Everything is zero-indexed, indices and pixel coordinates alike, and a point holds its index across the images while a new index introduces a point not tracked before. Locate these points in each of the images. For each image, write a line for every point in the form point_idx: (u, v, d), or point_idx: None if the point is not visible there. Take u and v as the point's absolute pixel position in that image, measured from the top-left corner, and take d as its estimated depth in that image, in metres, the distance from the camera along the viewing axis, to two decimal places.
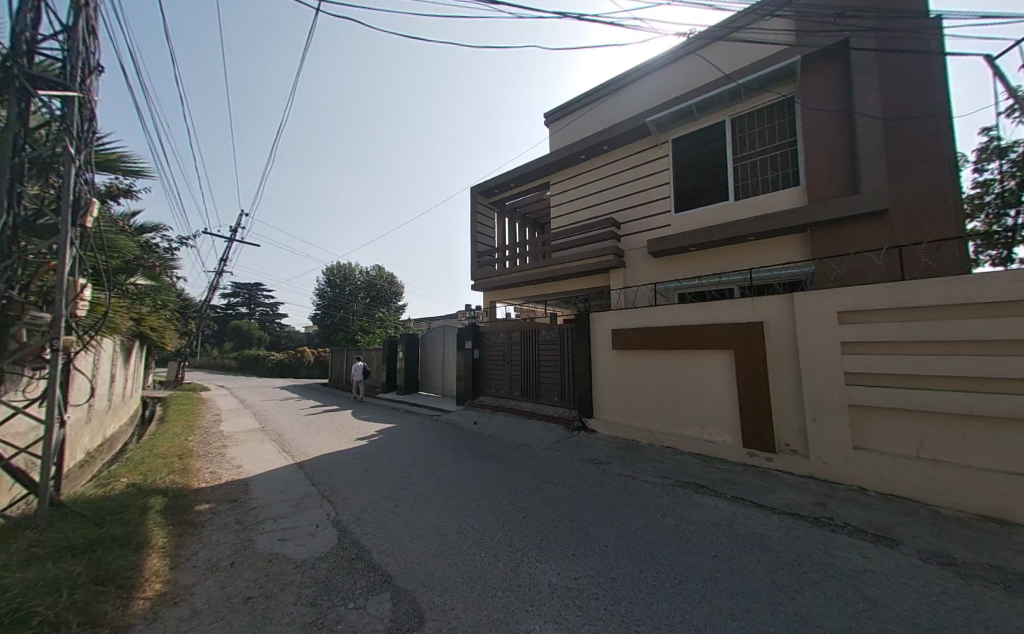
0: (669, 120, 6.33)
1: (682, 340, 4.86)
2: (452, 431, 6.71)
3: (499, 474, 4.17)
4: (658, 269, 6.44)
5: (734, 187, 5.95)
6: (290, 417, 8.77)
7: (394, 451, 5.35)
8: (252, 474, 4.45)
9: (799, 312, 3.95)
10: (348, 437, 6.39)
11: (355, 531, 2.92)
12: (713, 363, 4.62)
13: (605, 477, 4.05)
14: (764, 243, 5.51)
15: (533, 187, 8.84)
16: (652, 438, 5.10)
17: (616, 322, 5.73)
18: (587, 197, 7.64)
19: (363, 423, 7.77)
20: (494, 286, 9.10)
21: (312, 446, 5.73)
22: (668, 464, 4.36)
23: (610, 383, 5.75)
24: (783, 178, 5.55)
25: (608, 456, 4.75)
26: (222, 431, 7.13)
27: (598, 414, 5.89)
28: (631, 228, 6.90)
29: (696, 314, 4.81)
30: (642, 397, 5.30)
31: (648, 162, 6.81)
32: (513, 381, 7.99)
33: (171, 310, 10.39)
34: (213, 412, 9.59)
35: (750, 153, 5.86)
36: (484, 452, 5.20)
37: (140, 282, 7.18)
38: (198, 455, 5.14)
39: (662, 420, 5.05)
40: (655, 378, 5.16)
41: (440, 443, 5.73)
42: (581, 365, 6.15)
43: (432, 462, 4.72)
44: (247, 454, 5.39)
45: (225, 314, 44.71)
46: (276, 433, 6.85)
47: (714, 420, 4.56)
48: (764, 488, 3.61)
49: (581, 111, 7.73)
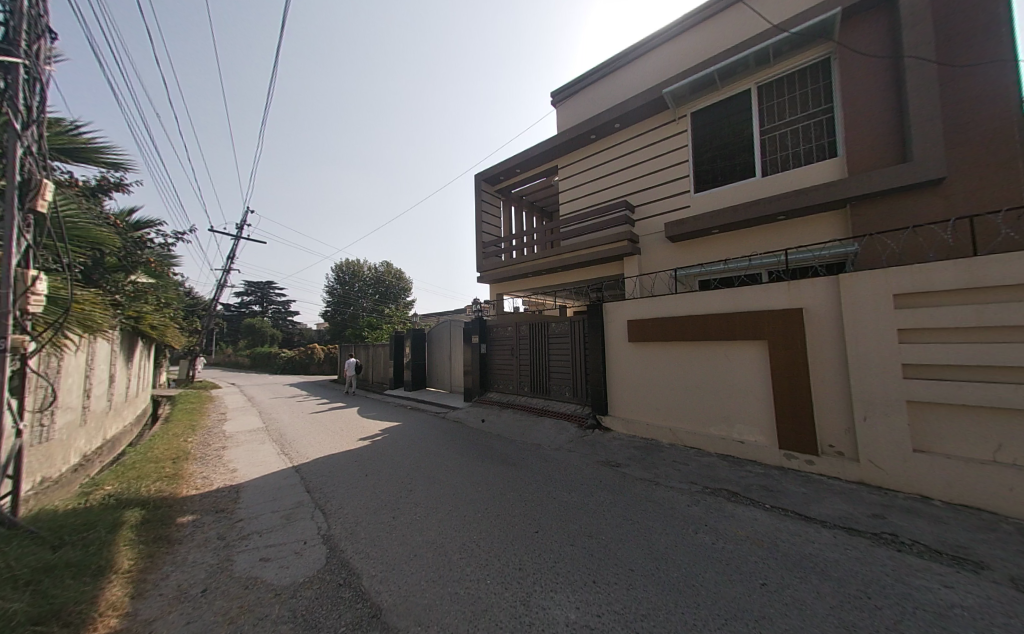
0: (688, 90, 5.77)
1: (706, 330, 4.42)
2: (459, 430, 6.42)
3: (507, 480, 3.83)
4: (676, 255, 5.96)
5: (762, 162, 5.40)
6: (295, 415, 8.61)
7: (397, 453, 5.06)
8: (246, 479, 4.19)
9: (845, 296, 3.45)
10: (351, 437, 6.15)
11: (345, 548, 2.61)
12: (742, 355, 4.17)
13: (624, 483, 3.68)
14: (797, 222, 4.98)
15: (539, 173, 8.36)
16: (673, 438, 4.69)
17: (631, 312, 5.31)
18: (597, 180, 7.15)
19: (368, 422, 7.54)
20: (500, 278, 8.71)
21: (312, 447, 5.50)
22: (693, 468, 3.95)
23: (626, 378, 5.34)
24: (818, 149, 4.99)
25: (626, 458, 4.36)
26: (224, 431, 6.97)
27: (613, 411, 5.50)
28: (646, 211, 6.42)
29: (722, 301, 4.35)
30: (661, 394, 4.89)
31: (664, 139, 6.29)
32: (522, 377, 7.63)
33: (175, 309, 10.30)
34: (219, 411, 9.48)
35: (779, 123, 5.29)
36: (491, 453, 4.88)
37: (139, 280, 7.10)
38: (193, 459, 4.91)
39: (684, 418, 4.64)
40: (676, 372, 4.74)
41: (445, 444, 5.42)
42: (595, 358, 5.76)
43: (436, 466, 4.40)
44: (245, 456, 5.17)
45: (238, 313, 45.47)
46: (278, 433, 6.65)
47: (744, 418, 4.13)
48: (807, 498, 3.17)
49: (590, 87, 7.20)
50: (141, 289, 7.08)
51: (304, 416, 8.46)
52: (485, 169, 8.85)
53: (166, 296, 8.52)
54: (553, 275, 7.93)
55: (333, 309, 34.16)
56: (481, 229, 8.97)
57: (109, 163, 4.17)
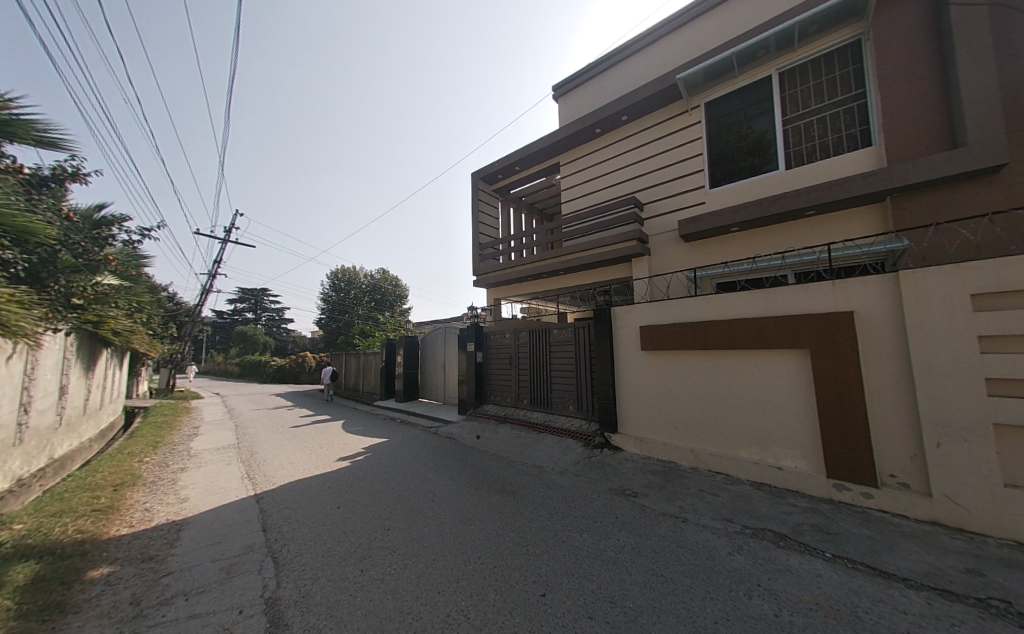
0: (702, 77, 5.35)
1: (732, 338, 3.87)
2: (451, 447, 5.78)
3: (504, 517, 3.20)
4: (690, 256, 5.47)
5: (784, 154, 4.96)
6: (273, 429, 7.90)
7: (378, 478, 4.41)
8: (195, 512, 3.52)
9: (906, 296, 2.91)
10: (329, 456, 5.48)
11: (290, 622, 1.97)
12: (777, 366, 3.62)
13: (645, 521, 3.06)
14: (826, 219, 4.52)
15: (540, 171, 7.89)
16: (694, 461, 4.10)
17: (644, 318, 4.76)
18: (602, 177, 6.68)
19: (352, 437, 6.88)
20: (497, 282, 8.15)
21: (282, 470, 4.83)
22: (724, 500, 3.34)
23: (638, 391, 4.77)
24: (848, 139, 4.56)
25: (643, 486, 3.75)
26: (191, 448, 6.27)
27: (623, 429, 4.91)
28: (655, 208, 5.94)
29: (748, 305, 3.84)
30: (679, 410, 4.32)
31: (676, 132, 5.84)
32: (520, 389, 7.02)
33: (148, 315, 9.60)
34: (193, 425, 8.74)
35: (804, 112, 4.86)
36: (487, 478, 4.24)
37: (104, 282, 6.54)
38: (140, 485, 4.22)
39: (707, 438, 4.07)
40: (697, 385, 4.19)
41: (435, 466, 4.78)
42: (602, 369, 5.20)
43: (422, 495, 3.77)
44: (203, 481, 4.50)
45: (231, 320, 44.61)
46: (249, 451, 5.96)
47: (780, 440, 3.58)
48: (875, 547, 2.57)
49: (595, 78, 6.77)
50: (105, 292, 6.49)
51: (283, 431, 7.76)
52: (483, 167, 8.37)
53: (136, 301, 7.92)
54: (553, 279, 7.38)
55: (327, 316, 33.52)
56: (478, 230, 8.45)
57: (27, 135, 3.40)
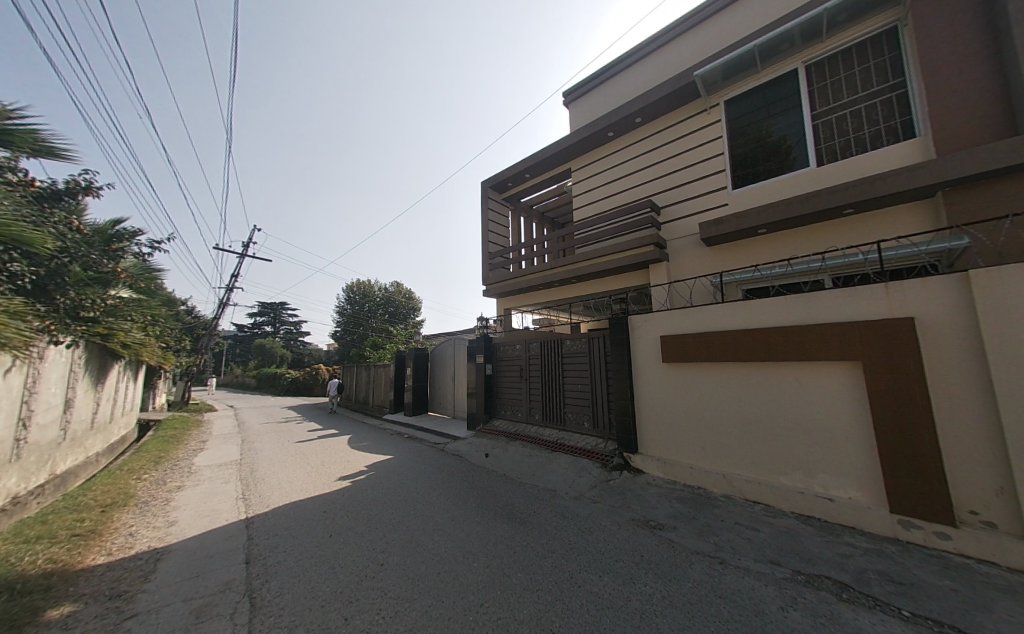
0: (721, 74, 5.10)
1: (766, 348, 3.48)
2: (457, 466, 5.43)
3: (512, 552, 2.82)
4: (713, 260, 5.11)
5: (815, 150, 4.61)
6: (278, 444, 7.73)
7: (378, 500, 4.10)
8: (179, 539, 3.27)
9: (981, 299, 2.48)
10: (330, 475, 5.21)
11: None
12: (822, 380, 3.19)
13: (674, 561, 2.64)
14: (867, 217, 4.11)
15: (550, 178, 7.70)
16: (727, 488, 3.65)
17: (664, 327, 4.40)
18: (615, 181, 6.43)
19: (357, 453, 6.62)
20: (507, 291, 7.90)
21: (279, 490, 4.58)
22: (766, 538, 2.87)
23: (660, 408, 4.37)
24: (887, 132, 4.21)
25: (670, 517, 3.31)
26: (193, 463, 6.12)
27: (644, 449, 4.48)
28: (673, 212, 5.62)
29: (784, 311, 3.45)
30: (707, 430, 3.90)
31: (693, 132, 5.56)
32: (532, 403, 6.65)
33: (163, 329, 9.72)
34: (200, 438, 8.65)
35: (835, 106, 4.53)
36: (494, 503, 3.88)
37: (118, 295, 6.61)
38: (131, 506, 4.03)
39: (741, 462, 3.62)
40: (726, 401, 3.78)
41: (439, 488, 4.44)
42: (619, 383, 4.82)
43: (422, 523, 3.43)
44: (197, 502, 4.28)
45: (250, 334, 45.86)
46: (250, 468, 5.74)
47: (829, 465, 3.12)
48: (966, 606, 2.05)
49: (606, 82, 6.61)
50: (117, 305, 6.54)
51: (288, 446, 7.56)
52: (492, 176, 8.26)
53: (150, 314, 8.01)
54: (565, 288, 7.08)
55: (342, 329, 33.99)
56: (488, 239, 8.28)
57: (28, 143, 3.39)
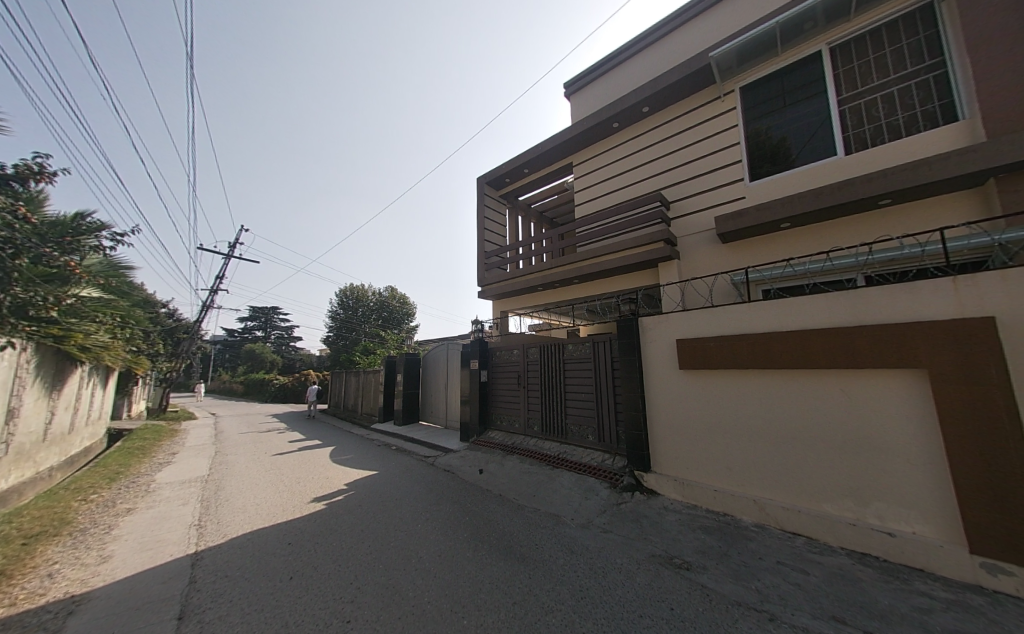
0: (738, 57, 4.73)
1: (806, 354, 3.03)
2: (448, 485, 4.86)
3: (513, 604, 2.28)
4: (730, 258, 4.69)
5: (842, 138, 4.24)
6: (254, 456, 7.08)
7: (354, 528, 3.54)
8: (106, 583, 2.67)
9: None
10: (305, 495, 4.62)
11: None
12: (873, 391, 2.75)
13: (715, 616, 2.12)
14: (903, 207, 3.74)
15: (551, 173, 7.29)
16: (760, 516, 3.16)
17: (682, 330, 3.92)
18: (621, 175, 6.02)
19: (338, 468, 6.01)
20: (504, 293, 7.41)
21: (242, 514, 3.98)
22: (820, 584, 2.36)
23: (676, 420, 3.88)
24: (923, 118, 3.86)
25: (698, 554, 2.79)
26: (153, 480, 5.47)
27: (659, 467, 3.98)
28: (684, 206, 5.21)
29: (826, 312, 3.01)
30: (733, 447, 3.43)
31: (706, 121, 5.19)
32: (530, 413, 6.13)
33: (135, 331, 9.05)
34: (170, 450, 7.96)
35: (864, 90, 4.20)
36: (489, 533, 3.32)
37: (79, 293, 6.03)
38: (62, 536, 3.40)
39: (775, 485, 3.15)
40: (756, 414, 3.32)
41: (426, 512, 3.87)
42: (629, 392, 4.34)
43: (403, 561, 2.86)
44: (144, 530, 3.67)
45: (240, 338, 44.72)
46: (215, 486, 5.11)
47: (885, 492, 2.66)
48: None
49: (612, 71, 6.25)
50: (77, 304, 5.96)
51: (264, 458, 6.92)
52: (489, 171, 7.83)
53: (117, 315, 7.39)
54: (566, 288, 6.61)
55: (335, 334, 33.25)
56: (484, 238, 7.81)
57: None
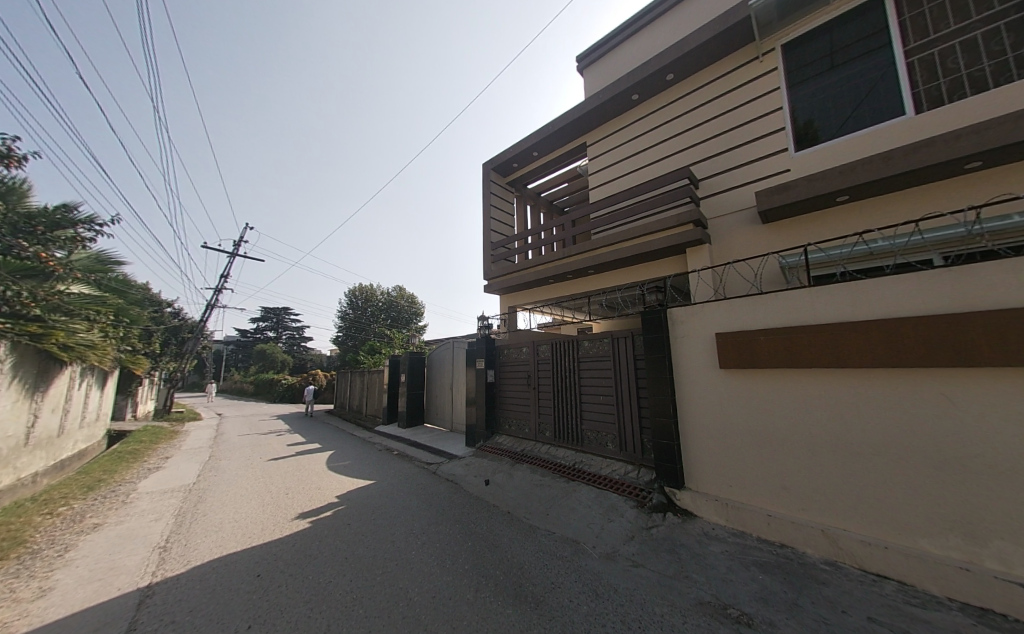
0: (780, 8, 4.09)
1: (888, 348, 2.43)
2: (449, 499, 4.33)
3: None
4: (773, 240, 4.05)
5: (912, 94, 3.55)
6: (247, 462, 6.67)
7: (337, 554, 3.03)
8: (29, 627, 2.21)
9: None
10: (290, 509, 4.15)
11: None
12: (990, 396, 2.11)
13: None
14: (997, 170, 3.07)
15: (562, 156, 6.71)
16: (831, 550, 2.54)
17: (721, 323, 3.33)
18: (640, 153, 5.42)
19: (332, 477, 5.53)
20: (512, 286, 6.86)
21: (214, 535, 3.51)
22: None
23: (715, 429, 3.29)
24: (1018, 63, 3.17)
25: (758, 602, 2.19)
26: (133, 490, 5.07)
27: (696, 485, 3.37)
28: (716, 184, 4.59)
29: (915, 296, 2.41)
30: (790, 462, 2.82)
31: (740, 86, 4.56)
32: (541, 417, 5.57)
33: (130, 331, 8.76)
34: (164, 454, 7.60)
35: (937, 37, 3.52)
36: (494, 564, 2.78)
37: (61, 289, 5.69)
38: (4, 562, 2.96)
39: (848, 512, 2.54)
40: (819, 422, 2.71)
41: (421, 534, 3.35)
42: (656, 396, 3.75)
43: (388, 603, 2.34)
44: (102, 552, 3.23)
45: (250, 339, 45.12)
46: (195, 498, 4.67)
47: (1009, 526, 2.02)
48: None
49: (629, 40, 5.68)
50: (62, 301, 5.67)
51: (257, 464, 6.50)
52: (495, 156, 7.30)
53: (108, 314, 7.09)
54: (580, 280, 6.04)
55: (343, 334, 33.25)
56: (489, 227, 7.28)
57: None
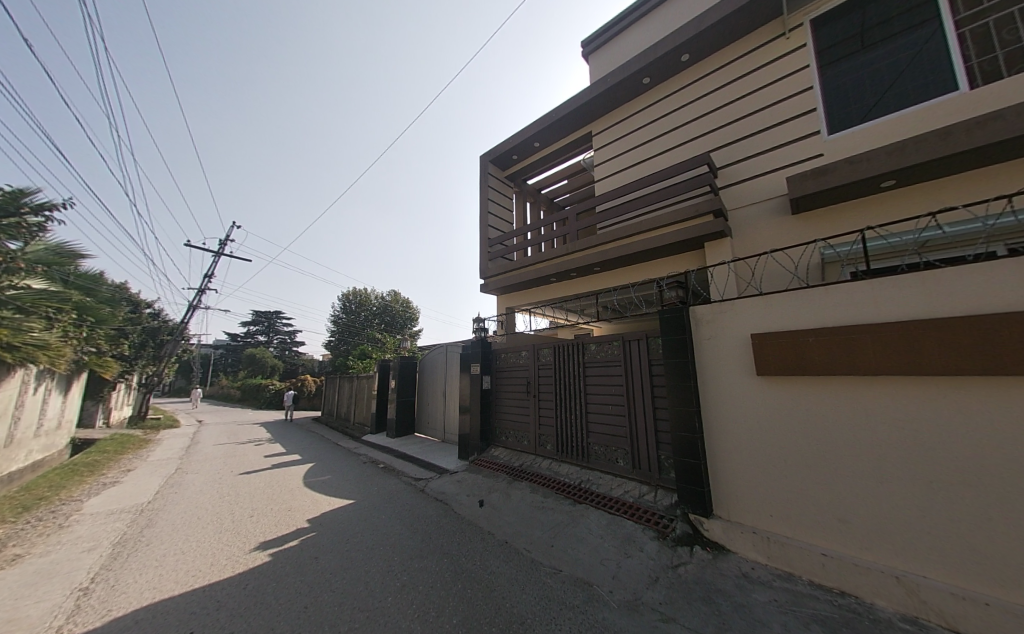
0: None
1: (979, 351, 1.97)
2: (438, 524, 3.77)
3: None
4: (805, 232, 3.63)
5: (964, 68, 3.17)
6: (215, 476, 6.02)
7: (295, 600, 2.46)
8: None
9: None
10: (251, 537, 3.55)
11: None
12: None
13: None
14: None
15: (565, 148, 6.29)
16: (908, 603, 2.04)
17: (757, 322, 2.86)
18: (651, 141, 5.01)
19: (307, 495, 4.92)
20: (511, 286, 6.37)
21: (151, 572, 2.90)
22: None
23: (750, 447, 2.80)
24: None
25: None
26: (75, 511, 4.42)
27: (727, 512, 2.88)
28: (737, 172, 4.18)
29: (1013, 286, 1.95)
30: (849, 489, 2.34)
31: (763, 67, 4.19)
32: (541, 428, 5.05)
33: (98, 331, 8.10)
34: (125, 467, 6.90)
35: (990, 6, 3.17)
36: (489, 617, 2.22)
37: (9, 281, 5.10)
38: None
39: (928, 553, 2.05)
40: (886, 442, 2.24)
41: (401, 572, 2.79)
42: (677, 407, 3.25)
43: None
44: (7, 595, 2.63)
45: (240, 343, 43.95)
46: (144, 522, 4.04)
47: None
48: None
49: (639, 23, 5.33)
50: (8, 293, 5.04)
51: (227, 479, 5.85)
52: (494, 148, 6.88)
53: (70, 312, 6.48)
54: (585, 279, 5.57)
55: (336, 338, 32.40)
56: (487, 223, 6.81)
57: None
